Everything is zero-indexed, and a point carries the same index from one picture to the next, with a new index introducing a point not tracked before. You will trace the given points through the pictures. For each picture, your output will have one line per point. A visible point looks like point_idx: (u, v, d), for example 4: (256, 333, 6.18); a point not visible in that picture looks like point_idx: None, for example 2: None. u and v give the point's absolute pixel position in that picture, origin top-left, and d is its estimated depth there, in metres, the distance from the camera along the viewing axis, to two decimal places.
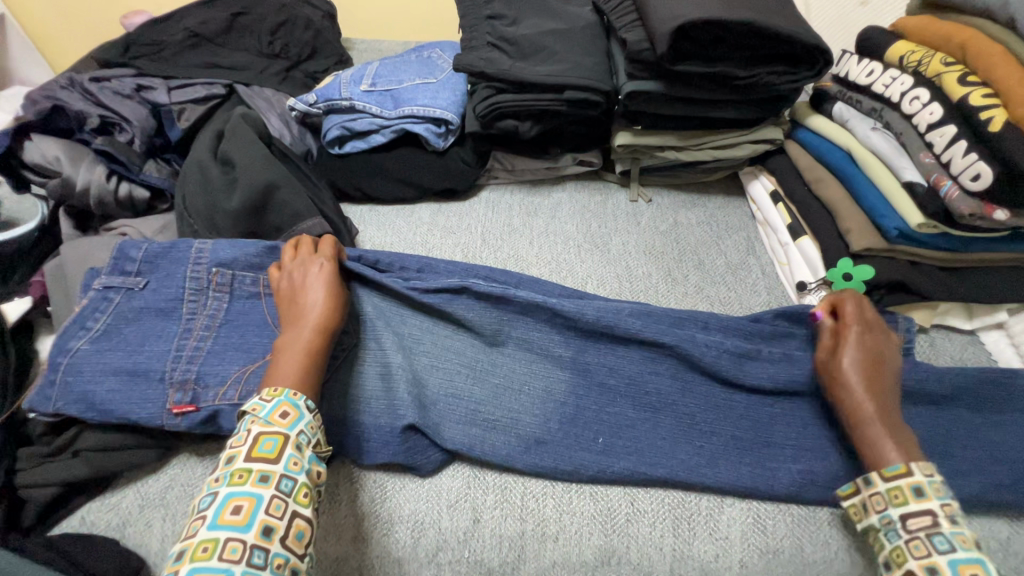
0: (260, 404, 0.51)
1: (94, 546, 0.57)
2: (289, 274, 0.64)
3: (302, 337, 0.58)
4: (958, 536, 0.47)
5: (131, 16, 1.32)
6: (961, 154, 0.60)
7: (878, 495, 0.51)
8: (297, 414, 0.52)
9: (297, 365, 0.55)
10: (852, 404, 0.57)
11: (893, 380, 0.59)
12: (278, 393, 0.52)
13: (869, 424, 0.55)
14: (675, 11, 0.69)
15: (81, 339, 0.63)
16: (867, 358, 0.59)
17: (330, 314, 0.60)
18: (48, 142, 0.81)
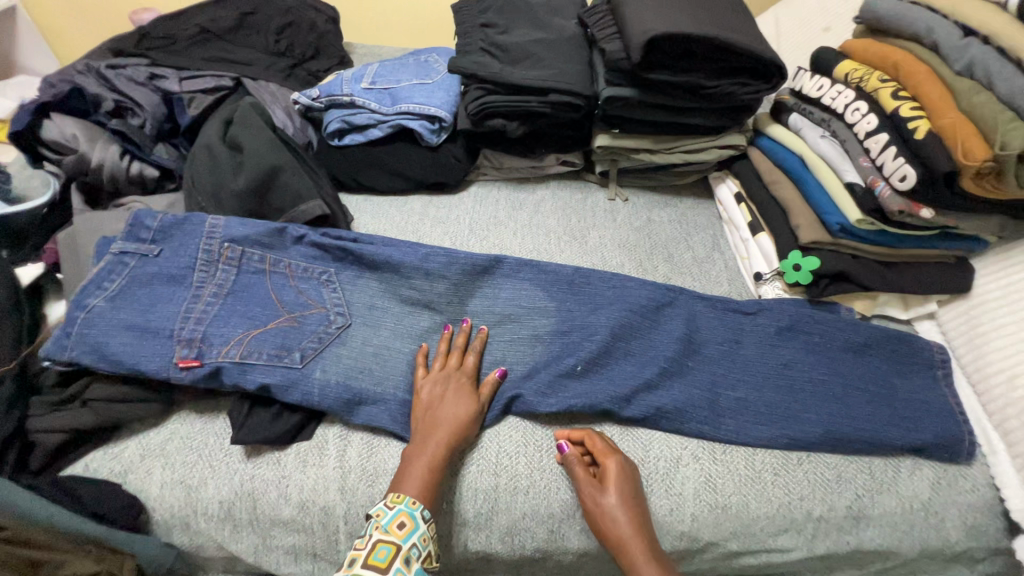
0: (383, 509, 0.57)
1: (97, 489, 0.62)
2: (428, 381, 0.68)
3: (428, 450, 0.62)
4: None
5: (140, 12, 1.39)
6: (891, 157, 0.68)
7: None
8: (412, 525, 0.56)
9: (423, 475, 0.60)
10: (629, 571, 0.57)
11: (643, 511, 0.62)
12: (401, 499, 0.57)
13: (630, 557, 0.58)
14: (649, 25, 0.77)
15: (98, 297, 0.68)
16: (641, 545, 0.58)
17: (455, 436, 0.64)
18: (68, 121, 0.87)
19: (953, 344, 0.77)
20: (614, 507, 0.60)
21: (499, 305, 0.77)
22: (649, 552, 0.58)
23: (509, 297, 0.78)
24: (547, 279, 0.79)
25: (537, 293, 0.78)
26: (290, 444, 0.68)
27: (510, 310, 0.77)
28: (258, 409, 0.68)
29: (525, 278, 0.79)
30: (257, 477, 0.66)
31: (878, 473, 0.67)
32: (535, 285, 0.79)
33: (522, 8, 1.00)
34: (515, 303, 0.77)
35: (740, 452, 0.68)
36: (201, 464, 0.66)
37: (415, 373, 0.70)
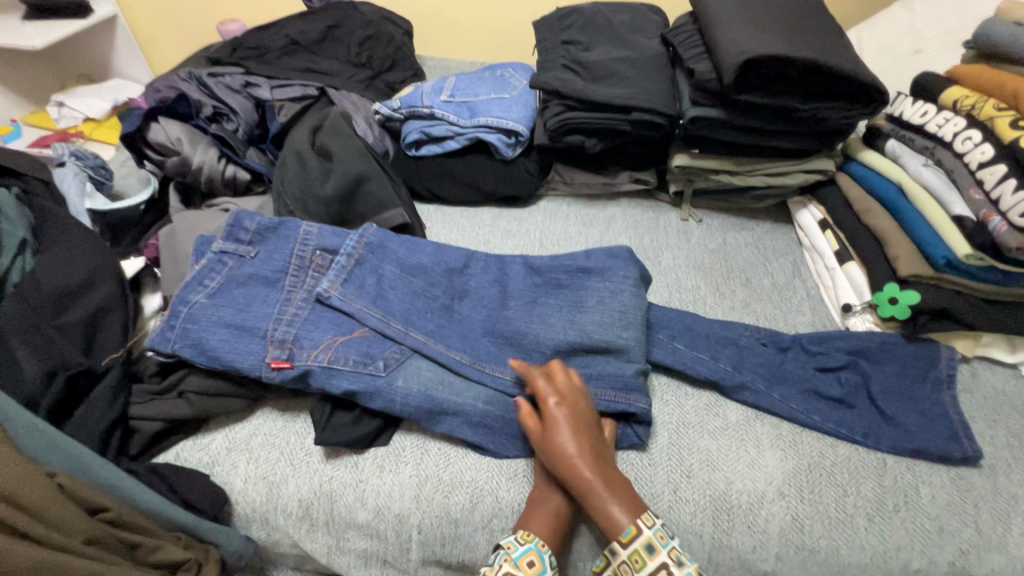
0: (514, 543, 0.57)
1: (189, 478, 0.65)
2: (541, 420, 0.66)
3: (555, 495, 0.61)
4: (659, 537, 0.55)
5: (230, 23, 1.47)
6: (1010, 191, 0.64)
7: (624, 564, 0.55)
8: (541, 567, 0.56)
9: (551, 522, 0.59)
10: (563, 463, 0.59)
11: (601, 445, 0.61)
12: (531, 538, 0.57)
13: (591, 493, 0.57)
14: (744, 47, 0.76)
15: (199, 294, 0.71)
16: (568, 433, 0.60)
17: (585, 481, 0.62)
18: (172, 125, 0.92)
19: None
20: (579, 448, 0.59)
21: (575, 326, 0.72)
22: (607, 480, 0.58)
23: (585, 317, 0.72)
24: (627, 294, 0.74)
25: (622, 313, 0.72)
26: (368, 448, 0.69)
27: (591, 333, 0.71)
28: (338, 412, 0.69)
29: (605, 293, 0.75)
30: (335, 479, 0.67)
31: (985, 528, 0.62)
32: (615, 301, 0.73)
33: (604, 26, 1.00)
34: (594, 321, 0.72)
35: (831, 492, 0.65)
36: (283, 462, 0.68)
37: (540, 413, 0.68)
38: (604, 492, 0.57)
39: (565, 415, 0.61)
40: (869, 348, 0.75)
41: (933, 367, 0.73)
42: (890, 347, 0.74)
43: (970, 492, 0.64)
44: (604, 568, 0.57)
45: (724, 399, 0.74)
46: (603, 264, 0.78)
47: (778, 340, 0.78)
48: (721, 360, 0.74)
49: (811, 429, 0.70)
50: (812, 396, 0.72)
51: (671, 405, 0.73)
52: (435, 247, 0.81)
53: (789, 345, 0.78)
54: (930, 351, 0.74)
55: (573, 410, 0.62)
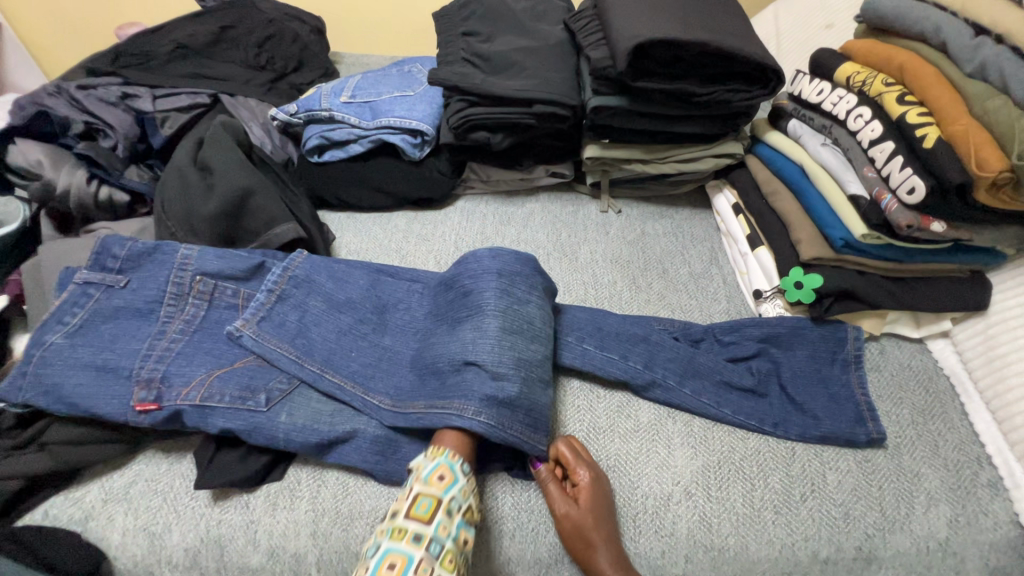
0: (423, 462, 0.57)
1: (55, 537, 0.59)
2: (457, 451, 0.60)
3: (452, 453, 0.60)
4: None
5: (123, 27, 1.37)
6: (898, 168, 0.63)
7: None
8: (451, 478, 0.56)
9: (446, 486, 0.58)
10: (585, 545, 0.57)
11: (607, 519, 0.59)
12: (440, 452, 0.58)
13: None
14: (634, 31, 0.73)
15: (57, 333, 0.64)
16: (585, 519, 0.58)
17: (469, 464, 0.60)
18: (32, 146, 0.84)
19: (968, 365, 0.71)
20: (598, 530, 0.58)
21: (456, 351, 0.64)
22: (615, 554, 0.57)
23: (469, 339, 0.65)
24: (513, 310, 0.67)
25: (514, 328, 0.65)
26: (260, 486, 0.64)
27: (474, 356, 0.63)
28: (223, 450, 0.64)
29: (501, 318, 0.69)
30: (223, 522, 0.62)
31: (889, 510, 0.61)
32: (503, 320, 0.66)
33: (506, 14, 0.96)
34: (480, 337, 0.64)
35: (739, 487, 0.63)
36: (165, 509, 0.63)
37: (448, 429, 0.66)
38: (613, 571, 0.56)
39: (589, 481, 0.61)
40: (778, 334, 0.74)
41: (841, 349, 0.72)
42: (799, 331, 0.74)
43: (875, 474, 0.64)
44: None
45: (637, 398, 0.72)
46: (512, 269, 0.69)
47: (691, 333, 0.76)
48: (632, 359, 0.71)
49: (723, 423, 0.69)
50: (724, 388, 0.70)
51: (583, 411, 0.70)
52: (368, 280, 0.76)
53: (702, 336, 0.76)
54: (839, 333, 0.73)
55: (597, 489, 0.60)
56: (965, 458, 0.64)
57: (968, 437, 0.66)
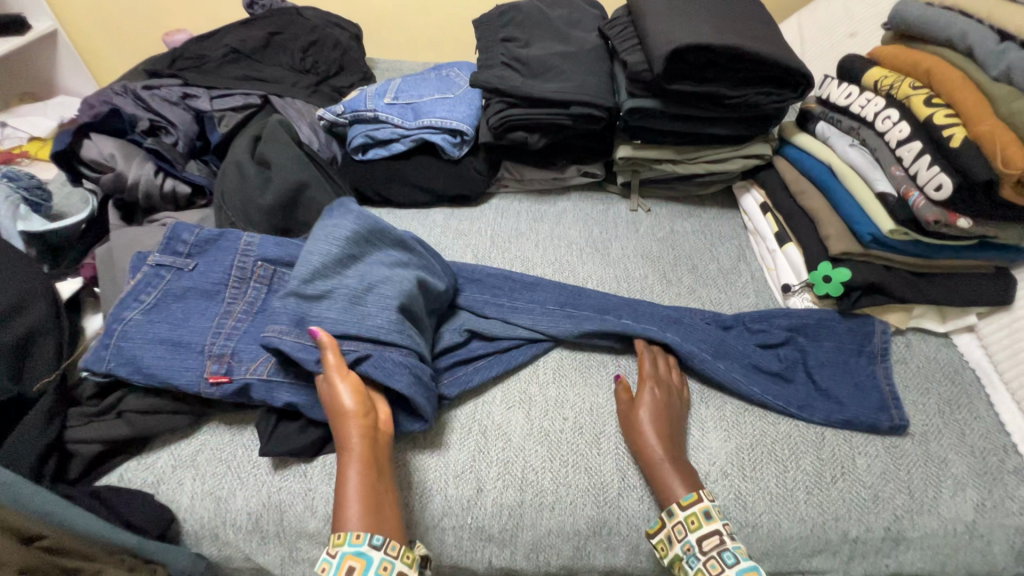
0: (328, 561, 0.52)
1: (132, 498, 0.64)
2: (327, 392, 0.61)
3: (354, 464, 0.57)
4: (739, 548, 0.57)
5: (173, 34, 1.45)
6: (926, 167, 0.67)
7: (679, 525, 0.59)
8: (364, 561, 0.52)
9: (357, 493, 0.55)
10: (642, 440, 0.65)
11: (676, 424, 0.68)
12: (341, 543, 0.53)
13: (658, 467, 0.63)
14: (670, 37, 0.77)
15: (134, 310, 0.70)
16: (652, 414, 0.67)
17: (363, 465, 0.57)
18: (105, 141, 0.90)
19: (994, 359, 0.74)
20: (655, 426, 0.66)
21: (352, 281, 0.68)
22: (668, 454, 0.64)
23: (362, 269, 0.70)
24: (377, 237, 0.73)
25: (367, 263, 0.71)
26: (316, 457, 0.68)
27: (321, 282, 0.67)
28: (284, 422, 0.68)
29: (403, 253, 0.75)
30: (284, 489, 0.66)
31: (917, 493, 0.64)
32: (370, 253, 0.72)
33: (543, 21, 1.01)
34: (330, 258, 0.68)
35: (771, 468, 0.66)
36: (230, 476, 0.67)
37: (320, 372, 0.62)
38: (667, 461, 0.63)
39: (654, 387, 0.69)
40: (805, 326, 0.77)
41: (868, 341, 0.75)
42: (826, 323, 0.77)
43: (903, 459, 0.66)
44: (659, 532, 0.61)
45: None
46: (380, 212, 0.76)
47: (721, 324, 0.79)
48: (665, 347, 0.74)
49: (754, 408, 0.72)
50: (756, 373, 0.73)
51: (619, 395, 0.74)
52: None
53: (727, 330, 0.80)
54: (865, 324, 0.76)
55: (664, 392, 0.69)
56: (993, 447, 0.67)
57: (995, 427, 0.69)
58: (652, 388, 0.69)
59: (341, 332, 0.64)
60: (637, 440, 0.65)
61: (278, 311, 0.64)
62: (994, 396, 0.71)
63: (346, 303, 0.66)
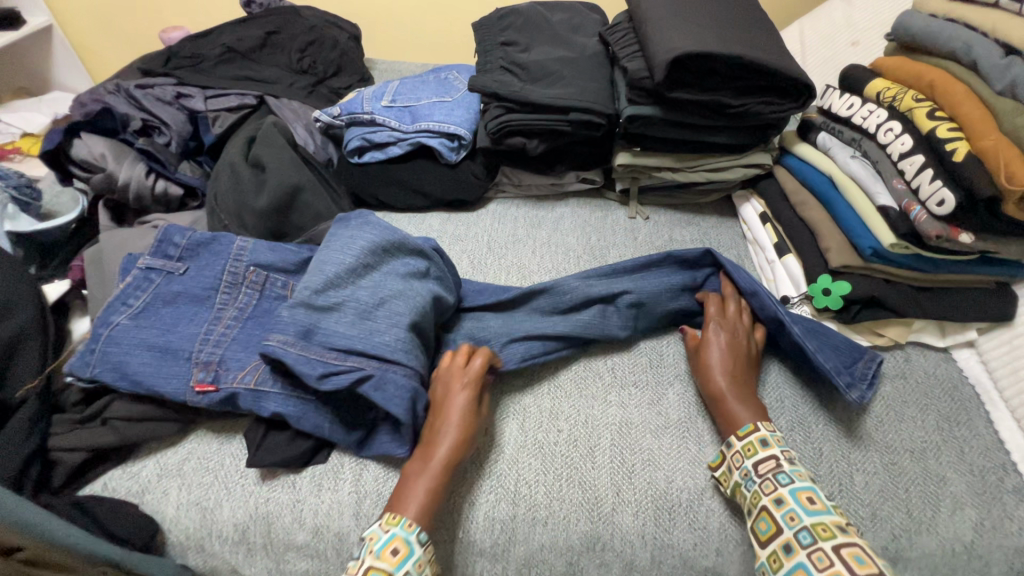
0: (377, 533, 0.57)
1: (115, 509, 0.62)
2: (435, 387, 0.68)
3: (431, 469, 0.61)
4: (796, 472, 0.60)
5: (168, 31, 1.43)
6: (928, 180, 0.66)
7: (737, 454, 0.63)
8: (405, 551, 0.56)
9: (419, 501, 0.59)
10: (709, 375, 0.70)
11: (743, 357, 0.72)
12: (395, 524, 0.57)
13: (724, 400, 0.68)
14: (672, 45, 0.76)
15: (122, 314, 0.68)
16: (716, 352, 0.71)
17: (434, 486, 0.60)
18: (95, 140, 0.89)
19: (994, 375, 0.73)
20: (722, 362, 0.70)
21: (363, 294, 0.68)
22: (733, 387, 0.69)
23: (375, 281, 0.70)
24: (397, 248, 0.73)
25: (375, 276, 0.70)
26: (305, 467, 0.67)
27: (333, 293, 0.67)
28: (273, 431, 0.67)
29: (419, 264, 0.74)
30: (271, 500, 0.65)
31: (915, 512, 0.63)
32: (385, 265, 0.72)
33: (543, 26, 1.00)
34: (342, 266, 0.68)
35: None
36: (217, 486, 0.66)
37: (442, 361, 0.69)
38: (730, 392, 0.68)
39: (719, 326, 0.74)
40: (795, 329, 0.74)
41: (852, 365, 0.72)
42: (812, 330, 0.74)
43: (901, 477, 0.65)
44: (720, 464, 0.64)
45: (666, 396, 0.74)
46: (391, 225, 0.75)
47: None
48: None
49: None
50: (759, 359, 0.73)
51: (615, 406, 0.73)
52: None
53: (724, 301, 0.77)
54: (852, 347, 0.73)
55: (730, 329, 0.74)
56: (992, 465, 0.66)
57: (994, 445, 0.68)
58: (716, 326, 0.73)
59: (347, 347, 0.63)
60: (706, 376, 0.70)
61: (285, 320, 0.64)
62: (993, 413, 0.70)
63: (355, 317, 0.66)
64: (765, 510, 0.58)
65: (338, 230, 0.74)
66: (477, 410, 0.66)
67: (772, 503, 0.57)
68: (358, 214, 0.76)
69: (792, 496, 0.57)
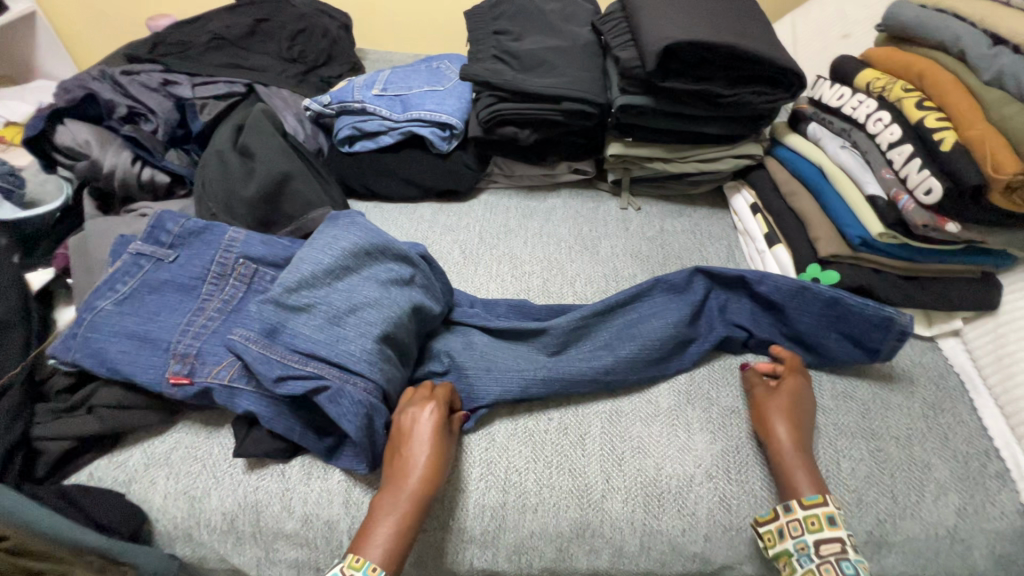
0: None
1: (101, 498, 0.62)
2: (399, 412, 0.63)
3: (399, 499, 0.57)
4: (860, 563, 0.56)
5: (155, 18, 1.41)
6: (916, 170, 0.66)
7: (796, 522, 0.58)
8: None
9: (387, 538, 0.55)
10: (778, 418, 0.66)
11: (808, 421, 0.67)
12: (360, 565, 0.53)
13: (788, 453, 0.63)
14: (664, 34, 0.76)
15: (107, 299, 0.67)
16: (782, 405, 0.67)
17: (404, 520, 0.56)
18: (79, 126, 0.87)
19: (978, 363, 0.74)
20: (791, 411, 0.66)
21: (337, 297, 0.65)
22: (801, 445, 0.64)
23: (352, 285, 0.67)
24: (381, 252, 0.70)
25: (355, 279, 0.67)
26: (294, 456, 0.67)
27: (307, 294, 0.64)
28: (256, 427, 0.65)
29: (403, 270, 0.71)
30: (260, 489, 0.65)
31: (900, 497, 0.64)
32: (366, 268, 0.69)
33: (535, 15, 0.99)
34: (320, 269, 0.66)
35: (756, 471, 0.66)
36: (205, 475, 0.66)
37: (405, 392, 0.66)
38: (797, 448, 0.63)
39: (795, 381, 0.70)
40: (791, 294, 0.74)
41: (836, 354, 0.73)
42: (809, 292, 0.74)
43: (887, 463, 0.66)
44: (769, 522, 0.60)
45: (657, 385, 0.74)
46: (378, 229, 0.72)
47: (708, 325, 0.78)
48: (653, 350, 0.73)
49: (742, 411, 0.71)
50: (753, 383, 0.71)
51: (606, 396, 0.73)
52: None
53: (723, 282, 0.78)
54: (883, 312, 0.71)
55: (802, 389, 0.69)
56: (975, 451, 0.67)
57: (977, 432, 0.69)
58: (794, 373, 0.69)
59: (310, 352, 0.61)
60: (771, 420, 0.66)
61: (253, 316, 0.63)
62: (977, 400, 0.71)
63: (324, 321, 0.63)
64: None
65: (324, 229, 0.72)
66: (446, 437, 0.62)
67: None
68: (347, 214, 0.74)
69: None
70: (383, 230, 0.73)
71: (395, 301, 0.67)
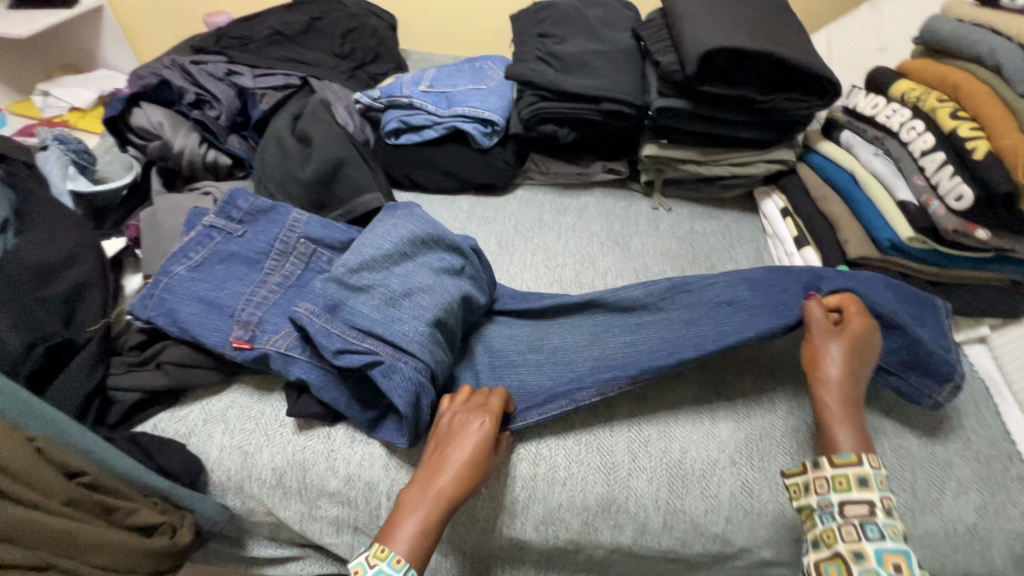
0: (363, 566, 0.54)
1: (165, 446, 0.67)
2: (449, 416, 0.64)
3: (429, 500, 0.58)
4: (889, 527, 0.55)
5: (214, 14, 1.49)
6: (948, 176, 0.69)
7: (822, 480, 0.58)
8: None
9: (411, 534, 0.56)
10: (825, 372, 0.63)
11: (864, 376, 0.63)
12: (381, 558, 0.54)
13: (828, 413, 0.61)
14: (705, 39, 0.80)
15: (180, 266, 0.74)
16: (844, 356, 0.63)
17: (429, 521, 0.57)
18: (153, 109, 0.95)
19: (1004, 369, 0.75)
20: (845, 367, 0.62)
21: (394, 281, 0.70)
22: (845, 403, 0.62)
23: (408, 270, 0.71)
24: (436, 241, 0.75)
25: (411, 266, 0.72)
26: (338, 421, 0.71)
27: (367, 275, 0.69)
28: (304, 394, 0.70)
29: (454, 261, 0.75)
30: (308, 449, 0.69)
31: (920, 493, 0.65)
32: (421, 256, 0.74)
33: (578, 20, 1.04)
34: (381, 254, 0.71)
35: (779, 459, 0.68)
36: (258, 432, 0.71)
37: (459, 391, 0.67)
38: (838, 407, 0.61)
39: (859, 329, 0.64)
40: None
41: None
42: None
43: (908, 460, 0.68)
44: (796, 476, 0.60)
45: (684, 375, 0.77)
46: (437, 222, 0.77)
47: None
48: None
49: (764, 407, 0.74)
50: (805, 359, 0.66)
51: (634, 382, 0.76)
52: None
53: None
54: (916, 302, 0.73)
55: (861, 336, 0.64)
56: (997, 454, 0.68)
57: (1001, 435, 0.70)
58: (852, 326, 0.64)
59: (366, 329, 0.66)
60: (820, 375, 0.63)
61: (317, 291, 0.68)
62: (1001, 406, 0.72)
63: (381, 301, 0.68)
64: (840, 556, 0.55)
65: (383, 218, 0.77)
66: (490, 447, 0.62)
67: (848, 553, 0.54)
68: (406, 205, 0.79)
69: (876, 554, 0.53)
70: (439, 222, 0.77)
71: (447, 287, 0.71)
